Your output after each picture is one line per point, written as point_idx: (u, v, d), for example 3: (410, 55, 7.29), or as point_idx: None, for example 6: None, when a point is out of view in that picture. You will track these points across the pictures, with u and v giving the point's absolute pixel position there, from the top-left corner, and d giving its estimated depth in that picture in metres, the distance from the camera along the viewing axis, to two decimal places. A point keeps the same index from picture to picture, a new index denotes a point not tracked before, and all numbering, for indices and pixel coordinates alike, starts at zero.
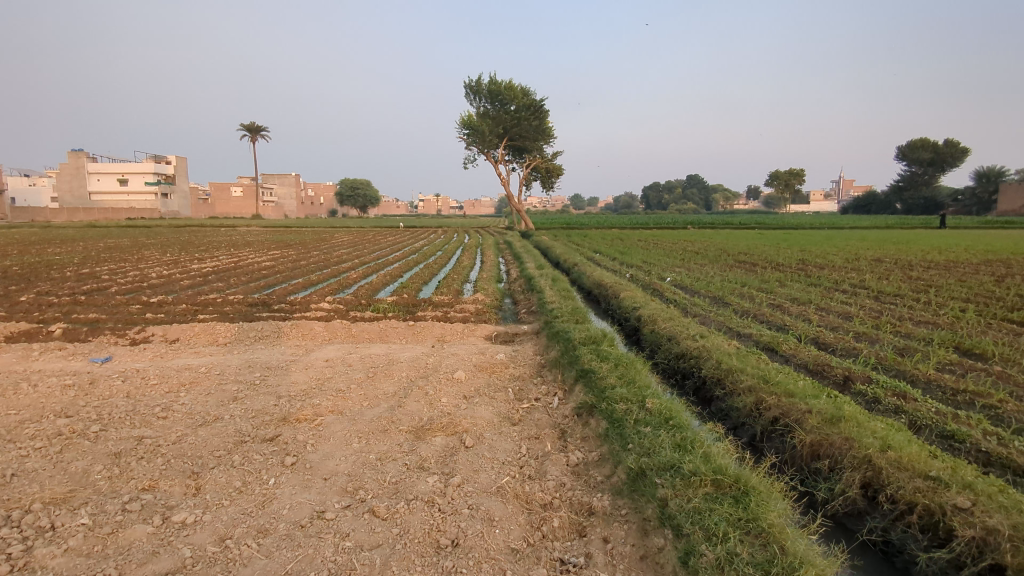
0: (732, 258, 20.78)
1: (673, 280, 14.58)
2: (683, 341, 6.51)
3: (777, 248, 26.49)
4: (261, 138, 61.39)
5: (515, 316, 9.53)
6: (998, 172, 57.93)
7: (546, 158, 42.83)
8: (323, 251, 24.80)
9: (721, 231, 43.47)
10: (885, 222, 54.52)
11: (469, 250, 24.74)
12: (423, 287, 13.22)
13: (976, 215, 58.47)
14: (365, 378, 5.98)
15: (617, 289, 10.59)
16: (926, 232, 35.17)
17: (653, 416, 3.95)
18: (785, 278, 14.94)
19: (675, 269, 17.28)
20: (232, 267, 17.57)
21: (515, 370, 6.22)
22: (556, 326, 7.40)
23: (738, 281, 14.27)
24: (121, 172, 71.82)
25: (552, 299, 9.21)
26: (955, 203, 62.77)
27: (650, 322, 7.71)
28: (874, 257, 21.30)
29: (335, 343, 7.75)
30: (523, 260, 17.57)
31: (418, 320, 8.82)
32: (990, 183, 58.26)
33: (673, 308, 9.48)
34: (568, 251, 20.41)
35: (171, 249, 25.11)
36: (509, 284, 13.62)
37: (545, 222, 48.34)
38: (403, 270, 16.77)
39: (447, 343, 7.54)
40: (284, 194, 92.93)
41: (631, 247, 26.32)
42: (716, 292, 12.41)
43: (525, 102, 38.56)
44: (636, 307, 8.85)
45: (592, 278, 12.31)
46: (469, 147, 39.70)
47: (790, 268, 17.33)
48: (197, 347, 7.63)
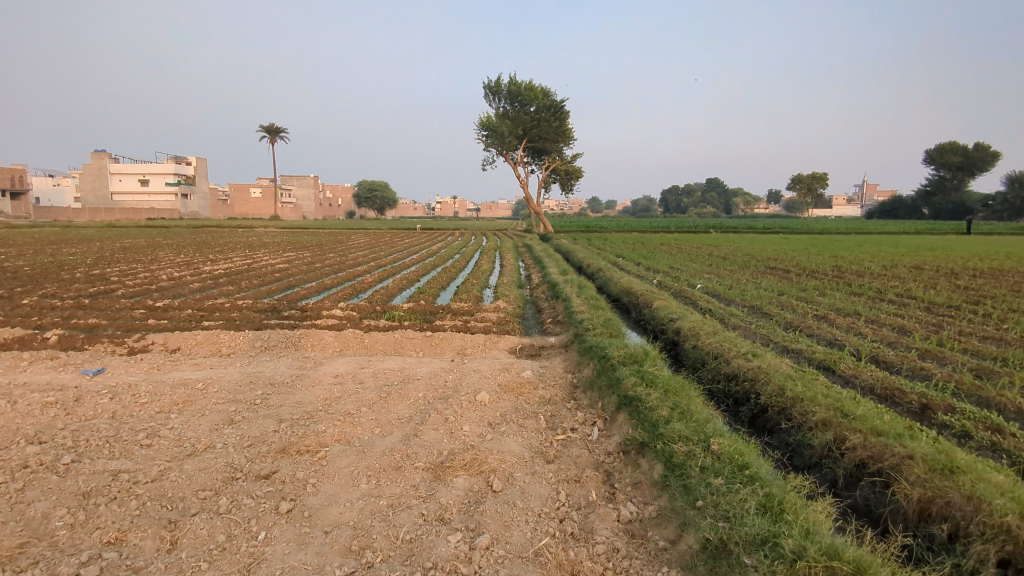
0: (763, 265, 19.92)
1: (704, 287, 13.81)
2: (733, 360, 5.78)
3: (808, 254, 25.51)
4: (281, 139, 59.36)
5: (540, 326, 8.86)
6: None
7: (566, 160, 42.13)
8: (339, 253, 24.31)
9: (746, 235, 42.40)
10: (914, 226, 53.06)
11: (488, 253, 24.11)
12: (441, 292, 12.60)
13: (1008, 220, 56.74)
14: (377, 399, 5.34)
15: (649, 298, 9.88)
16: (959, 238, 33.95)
17: (722, 463, 3.25)
18: (822, 286, 14.10)
19: (704, 275, 16.47)
20: (245, 269, 17.14)
21: (544, 391, 5.53)
22: (587, 339, 6.70)
23: (775, 289, 13.45)
24: (142, 172, 72.33)
25: (580, 309, 8.52)
26: (985, 207, 60.95)
27: (692, 336, 6.99)
28: (913, 264, 20.27)
29: (346, 355, 7.13)
30: (545, 264, 16.89)
31: (436, 330, 8.19)
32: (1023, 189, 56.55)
33: (712, 319, 8.74)
34: (590, 255, 19.69)
35: (187, 250, 24.88)
36: (531, 290, 12.96)
37: (565, 225, 47.59)
38: (420, 274, 16.18)
39: (468, 358, 6.89)
40: (303, 195, 93.21)
41: (654, 251, 25.48)
42: (753, 301, 11.63)
43: (545, 103, 37.89)
44: (672, 319, 8.13)
45: (620, 285, 11.61)
46: (488, 148, 39.14)
47: (827, 275, 16.45)
48: (198, 358, 7.06)
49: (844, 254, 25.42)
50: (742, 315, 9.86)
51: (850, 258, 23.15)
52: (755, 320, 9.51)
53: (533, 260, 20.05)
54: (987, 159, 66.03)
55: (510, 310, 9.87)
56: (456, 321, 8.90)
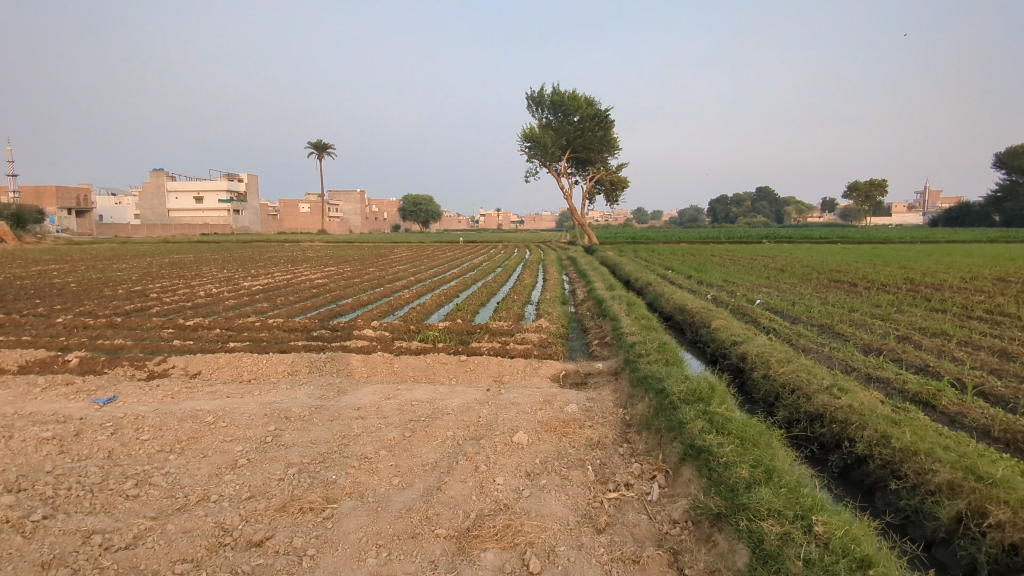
0: (825, 277, 18.67)
1: (764, 304, 12.77)
2: (815, 394, 4.92)
3: (874, 266, 23.93)
4: (329, 155, 60.34)
5: (586, 349, 8.11)
6: None
7: (611, 171, 41.21)
8: (381, 267, 24.05)
9: (801, 246, 40.58)
10: (984, 234, 49.98)
11: (532, 266, 23.47)
12: (480, 309, 11.98)
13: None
14: (401, 438, 4.67)
15: (706, 317, 9.00)
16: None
17: (834, 553, 2.44)
18: (897, 303, 12.87)
19: (762, 290, 15.37)
20: (284, 285, 16.92)
21: (592, 430, 4.77)
22: (641, 367, 5.92)
23: (843, 306, 12.35)
24: (196, 190, 74.59)
25: (631, 330, 7.72)
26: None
27: (761, 363, 6.13)
28: (994, 278, 18.58)
29: (373, 383, 6.52)
30: (591, 278, 16.09)
31: (472, 354, 7.52)
32: None
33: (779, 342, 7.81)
34: (638, 268, 18.76)
35: (232, 266, 25.05)
36: (576, 306, 12.23)
37: (610, 237, 46.67)
38: (459, 289, 15.63)
39: (506, 387, 6.17)
40: (350, 209, 94.78)
41: (706, 264, 24.33)
42: (821, 319, 10.60)
43: (589, 112, 37.15)
44: (735, 342, 7.26)
45: (673, 302, 10.76)
46: (531, 159, 38.59)
47: (899, 290, 15.16)
48: (216, 384, 6.56)
49: (913, 266, 23.72)
50: (812, 337, 8.86)
51: (921, 270, 21.51)
52: (829, 342, 8.52)
53: (577, 273, 19.25)
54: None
55: (553, 330, 9.13)
56: (494, 343, 8.21)
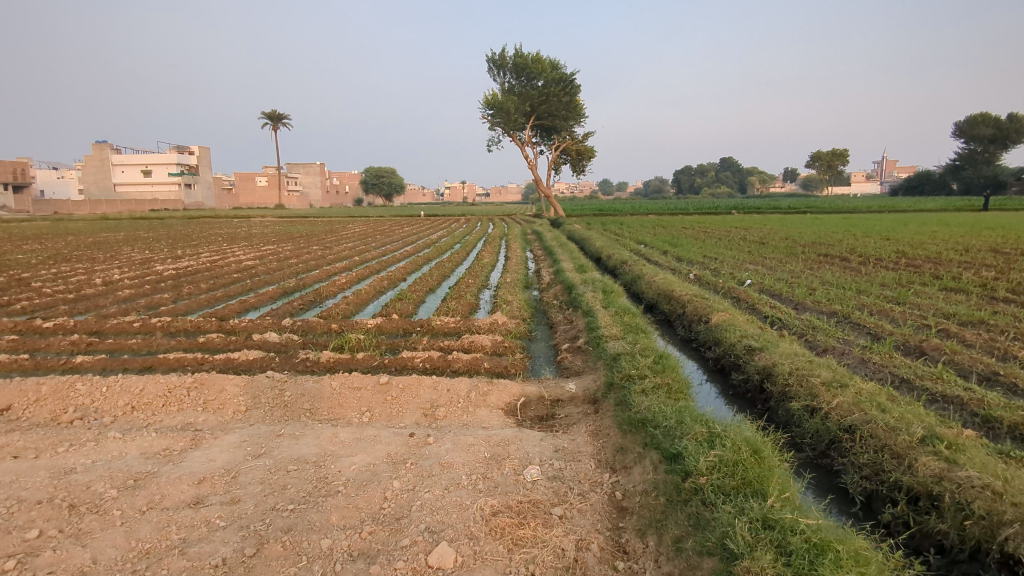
0: (810, 251, 17.32)
1: (757, 286, 11.14)
2: (909, 454, 3.17)
3: (854, 237, 22.76)
4: (284, 125, 57.10)
5: (553, 357, 6.26)
6: None
7: (577, 140, 39.26)
8: (327, 245, 21.74)
9: (771, 216, 39.63)
10: (945, 203, 50.05)
11: (494, 242, 21.56)
12: (427, 298, 10.03)
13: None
14: (236, 564, 2.68)
15: (702, 309, 7.26)
16: (1008, 218, 30.96)
17: None
18: (903, 282, 11.41)
19: (749, 268, 13.80)
20: (205, 268, 14.56)
21: (564, 528, 2.88)
22: (631, 399, 4.09)
23: (847, 287, 10.85)
24: (142, 163, 70.10)
25: (611, 331, 5.91)
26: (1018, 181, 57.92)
27: (797, 384, 4.38)
28: (985, 251, 17.42)
29: (250, 425, 4.50)
30: (558, 257, 14.25)
31: (401, 373, 5.58)
32: None
33: (797, 343, 6.11)
34: (610, 244, 17.03)
35: (160, 245, 22.33)
36: (542, 291, 10.41)
37: (578, 208, 44.94)
38: (408, 272, 13.60)
39: (439, 431, 4.24)
40: (309, 183, 90.95)
41: (679, 237, 22.81)
42: (830, 306, 9.02)
43: (554, 76, 35.08)
44: (749, 347, 5.52)
45: (658, 286, 9.01)
46: (494, 128, 36.31)
47: (897, 266, 13.82)
48: (14, 431, 4.42)
49: (893, 237, 22.59)
50: (832, 336, 7.18)
51: (905, 242, 20.39)
52: (856, 343, 6.83)
53: (542, 250, 17.42)
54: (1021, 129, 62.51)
55: (511, 330, 7.24)
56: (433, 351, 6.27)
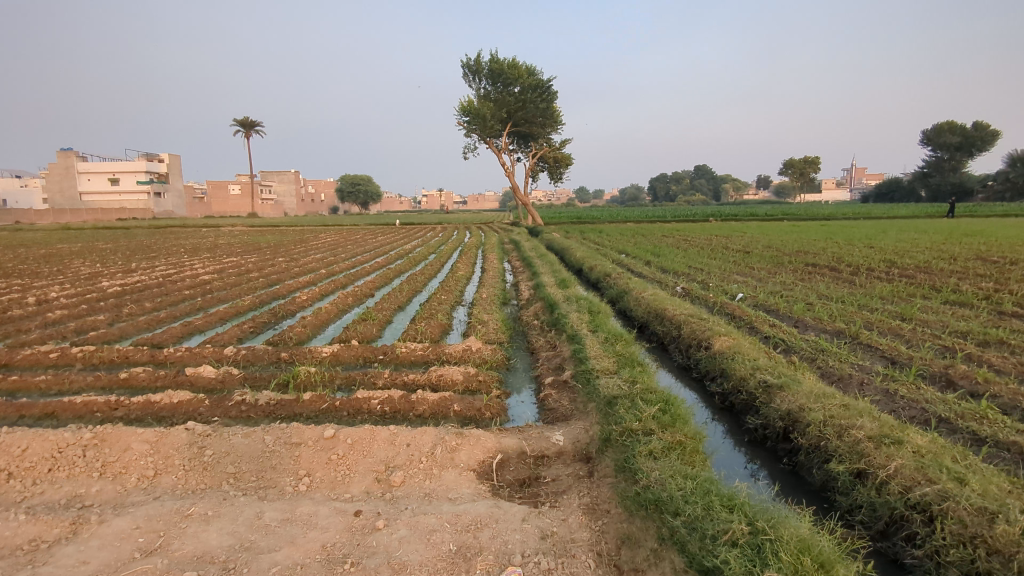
0: (796, 261, 16.79)
1: (749, 301, 10.44)
2: (1017, 553, 2.40)
3: (836, 246, 22.40)
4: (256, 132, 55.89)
5: (535, 394, 5.40)
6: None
7: (554, 147, 38.61)
8: (294, 256, 20.68)
9: (749, 224, 39.45)
10: (914, 210, 50.64)
11: (471, 252, 20.70)
12: (395, 318, 9.11)
13: (1007, 201, 54.79)
14: None
15: (701, 333, 6.48)
16: (980, 225, 31.07)
17: None
18: (902, 295, 10.80)
19: (737, 280, 13.10)
20: (156, 284, 13.40)
21: None
22: (636, 464, 3.25)
23: (844, 300, 10.22)
24: (109, 171, 67.95)
25: (603, 364, 5.08)
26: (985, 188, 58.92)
27: (837, 438, 3.60)
28: (972, 258, 17.06)
29: (154, 497, 3.53)
30: (537, 269, 13.42)
31: (354, 421, 4.66)
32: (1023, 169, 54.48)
33: (812, 374, 5.36)
34: (591, 255, 16.30)
35: (115, 258, 20.98)
36: (521, 308, 9.58)
37: (556, 216, 44.31)
38: (377, 287, 12.65)
39: (394, 507, 3.34)
40: (283, 191, 89.21)
41: (659, 246, 22.21)
42: (833, 324, 8.33)
43: (530, 82, 34.42)
44: (765, 382, 4.75)
45: (649, 304, 8.22)
46: (470, 134, 35.49)
47: (888, 276, 13.29)
48: None
49: (875, 245, 22.23)
50: (847, 363, 6.42)
51: (887, 250, 20.04)
52: (874, 372, 6.09)
53: (520, 261, 16.58)
54: (983, 138, 64.15)
55: (486, 359, 6.35)
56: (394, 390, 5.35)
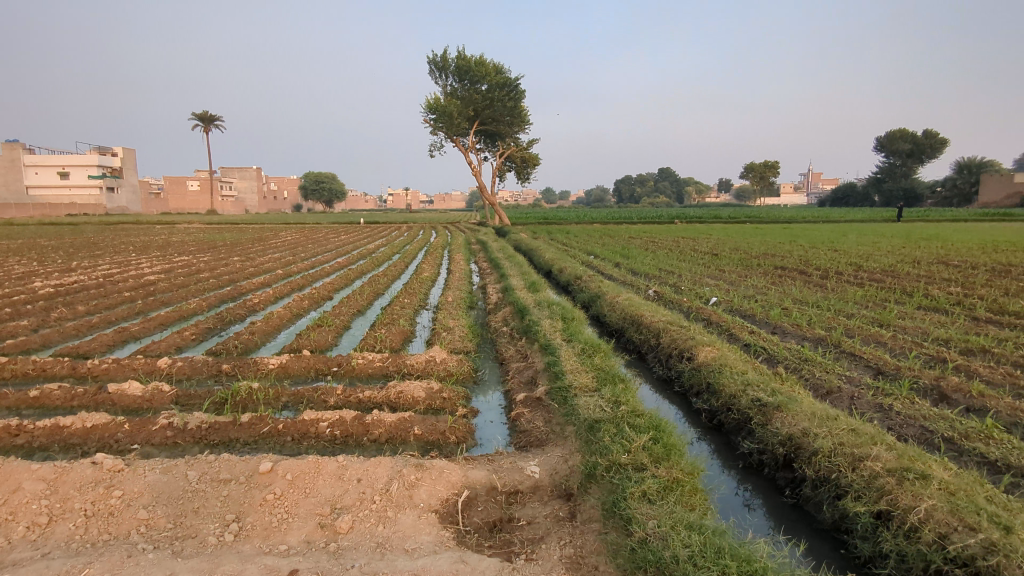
0: (764, 263, 16.67)
1: (724, 305, 10.12)
2: None
3: (801, 248, 22.47)
4: (215, 126, 54.22)
5: (505, 413, 4.89)
6: (978, 162, 56.08)
7: (521, 147, 38.18)
8: (251, 255, 19.75)
9: (713, 226, 39.73)
10: (869, 214, 51.87)
11: (436, 252, 20.08)
12: (353, 324, 8.49)
13: (955, 206, 56.63)
14: None
15: (682, 341, 6.05)
16: (934, 229, 31.79)
17: None
18: (874, 298, 10.62)
19: (709, 283, 12.82)
20: (95, 285, 12.46)
21: None
22: (629, 510, 2.77)
23: (818, 304, 9.97)
24: (59, 164, 65.07)
25: (582, 381, 4.58)
26: (934, 194, 60.83)
27: (851, 472, 3.20)
28: (935, 262, 17.19)
29: (42, 552, 2.88)
30: (505, 271, 12.90)
31: (300, 451, 4.07)
32: (971, 175, 56.36)
33: (804, 389, 4.98)
34: (560, 256, 15.88)
35: (57, 255, 19.69)
36: (489, 313, 9.06)
37: (523, 216, 43.92)
38: (335, 289, 11.96)
39: (338, 563, 2.77)
40: (244, 188, 86.86)
41: (628, 247, 21.94)
42: (812, 331, 8.03)
43: (498, 80, 33.92)
44: (759, 400, 4.33)
45: (624, 310, 7.79)
46: (436, 132, 34.82)
47: (856, 279, 13.20)
48: None
49: (839, 248, 22.36)
50: (834, 373, 6.06)
51: (852, 253, 20.14)
52: (863, 384, 5.73)
53: (487, 263, 16.05)
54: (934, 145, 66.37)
55: (451, 373, 5.80)
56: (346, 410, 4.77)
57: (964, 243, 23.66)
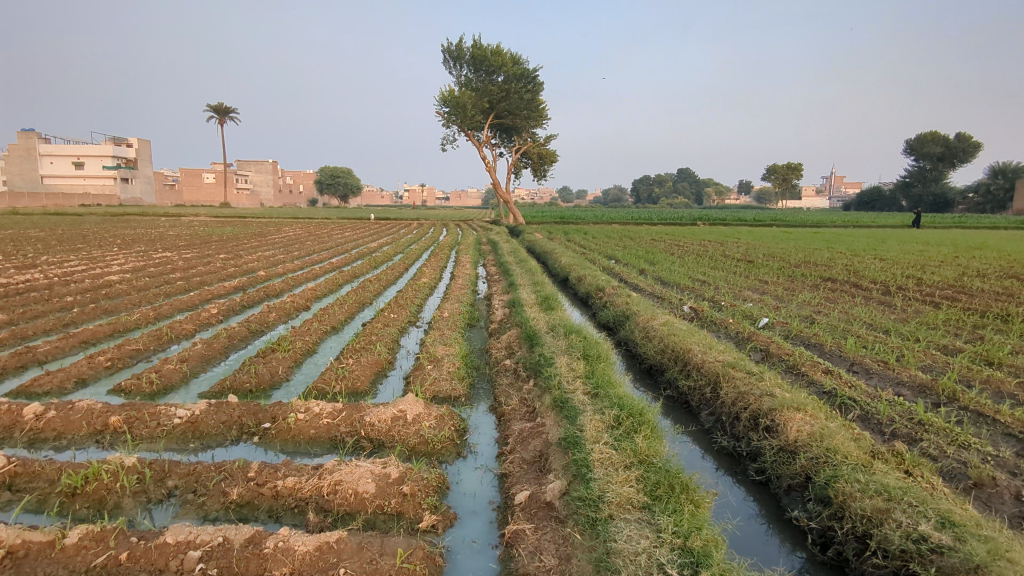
0: (808, 273, 14.78)
1: (779, 329, 8.32)
2: None
3: (841, 255, 20.50)
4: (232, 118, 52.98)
5: (497, 524, 3.16)
6: (1013, 167, 53.42)
7: (538, 143, 36.37)
8: (240, 252, 18.21)
9: (738, 229, 37.66)
10: (896, 219, 49.51)
11: (444, 253, 18.40)
12: (319, 348, 6.81)
13: (988, 212, 53.96)
14: None
15: (755, 398, 4.30)
16: (976, 238, 29.45)
17: None
18: (961, 324, 8.70)
19: (752, 298, 11.00)
20: (44, 285, 10.88)
21: None
22: None
23: (892, 330, 8.14)
24: (75, 154, 64.42)
25: (622, 490, 2.84)
26: (964, 200, 57.93)
27: None
28: (999, 276, 15.19)
29: None
30: (515, 279, 11.17)
31: None
32: (1006, 181, 53.63)
33: (959, 499, 3.24)
34: (579, 261, 14.13)
35: (37, 248, 18.26)
36: (492, 336, 7.36)
37: (540, 215, 42.17)
38: (315, 296, 10.30)
39: None
40: (260, 181, 85.88)
41: (652, 251, 20.12)
42: (904, 370, 6.21)
43: (514, 71, 32.13)
44: (922, 536, 2.57)
45: (664, 343, 6.05)
46: (450, 125, 33.12)
47: (923, 296, 11.28)
48: None
49: (884, 256, 20.22)
50: (976, 448, 4.21)
51: (900, 263, 18.14)
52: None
53: (497, 267, 14.34)
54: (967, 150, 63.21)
55: (425, 447, 4.06)
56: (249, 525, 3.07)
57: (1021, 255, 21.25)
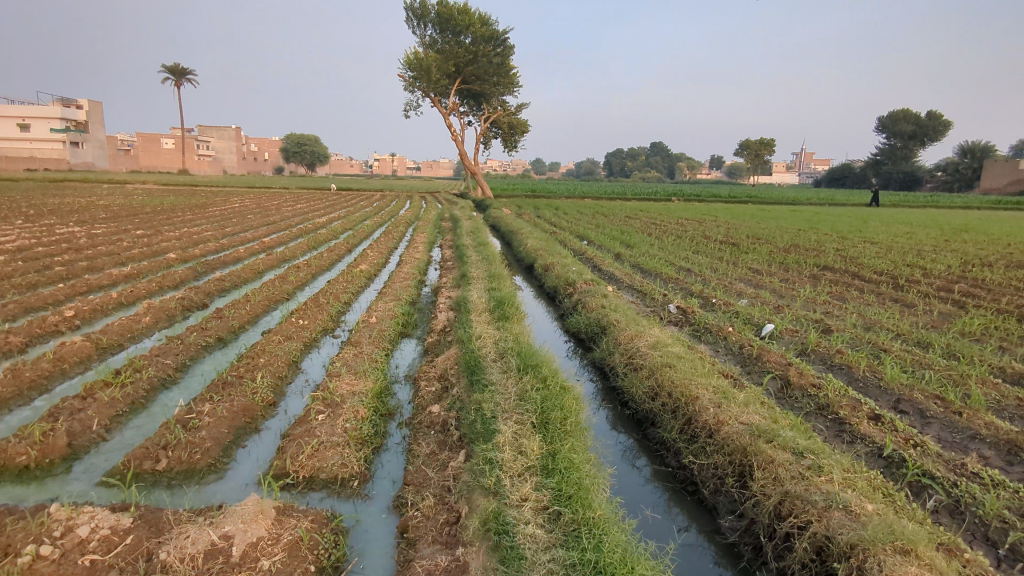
0: (800, 260, 13.30)
1: (791, 342, 6.69)
2: None
3: (826, 238, 19.15)
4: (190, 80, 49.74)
5: None
6: (983, 145, 53.04)
7: (508, 111, 34.30)
8: (167, 227, 16.01)
9: (712, 206, 36.35)
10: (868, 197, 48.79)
11: (401, 232, 16.45)
12: (180, 378, 4.91)
13: (956, 191, 53.59)
14: None
15: (820, 512, 2.63)
16: (951, 218, 28.56)
17: None
18: (1005, 335, 7.16)
19: (747, 293, 9.38)
20: None
21: None
22: None
23: (927, 345, 6.58)
24: (18, 115, 60.10)
25: None
26: (933, 179, 57.68)
27: None
28: (998, 264, 13.96)
29: None
30: (470, 268, 9.36)
31: None
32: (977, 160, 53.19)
33: None
34: (548, 244, 12.37)
35: None
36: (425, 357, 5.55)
37: (510, 189, 40.21)
38: (222, 291, 8.32)
39: None
40: (221, 148, 81.93)
41: (628, 231, 18.49)
42: (973, 413, 4.61)
43: (483, 33, 29.82)
44: None
45: (656, 380, 4.33)
46: (413, 90, 30.78)
47: (937, 292, 9.85)
48: None
49: (872, 239, 18.89)
50: None
51: (890, 247, 16.83)
52: None
53: (454, 250, 12.51)
54: (937, 128, 62.82)
55: None
56: None
57: (1010, 239, 20.14)
